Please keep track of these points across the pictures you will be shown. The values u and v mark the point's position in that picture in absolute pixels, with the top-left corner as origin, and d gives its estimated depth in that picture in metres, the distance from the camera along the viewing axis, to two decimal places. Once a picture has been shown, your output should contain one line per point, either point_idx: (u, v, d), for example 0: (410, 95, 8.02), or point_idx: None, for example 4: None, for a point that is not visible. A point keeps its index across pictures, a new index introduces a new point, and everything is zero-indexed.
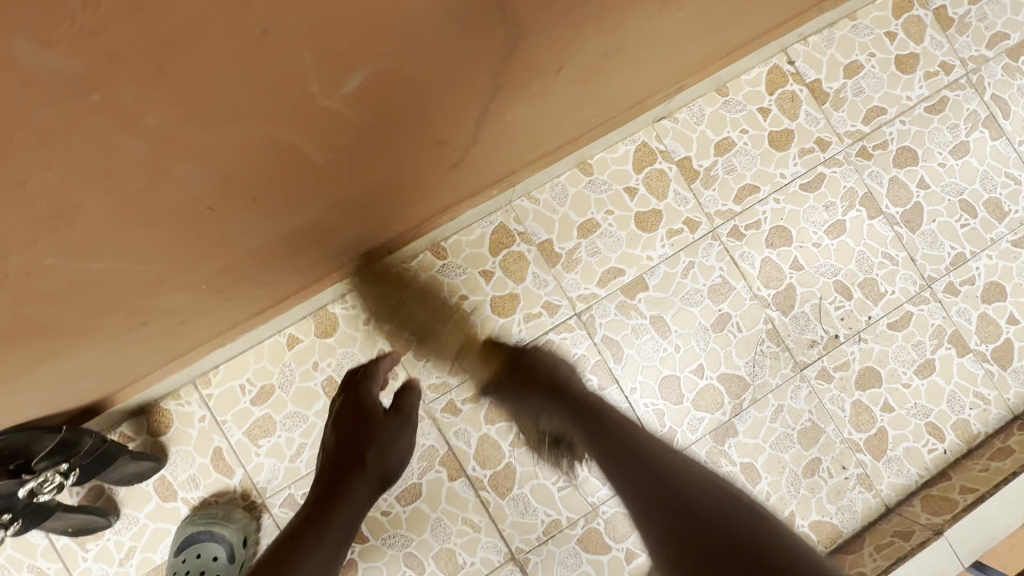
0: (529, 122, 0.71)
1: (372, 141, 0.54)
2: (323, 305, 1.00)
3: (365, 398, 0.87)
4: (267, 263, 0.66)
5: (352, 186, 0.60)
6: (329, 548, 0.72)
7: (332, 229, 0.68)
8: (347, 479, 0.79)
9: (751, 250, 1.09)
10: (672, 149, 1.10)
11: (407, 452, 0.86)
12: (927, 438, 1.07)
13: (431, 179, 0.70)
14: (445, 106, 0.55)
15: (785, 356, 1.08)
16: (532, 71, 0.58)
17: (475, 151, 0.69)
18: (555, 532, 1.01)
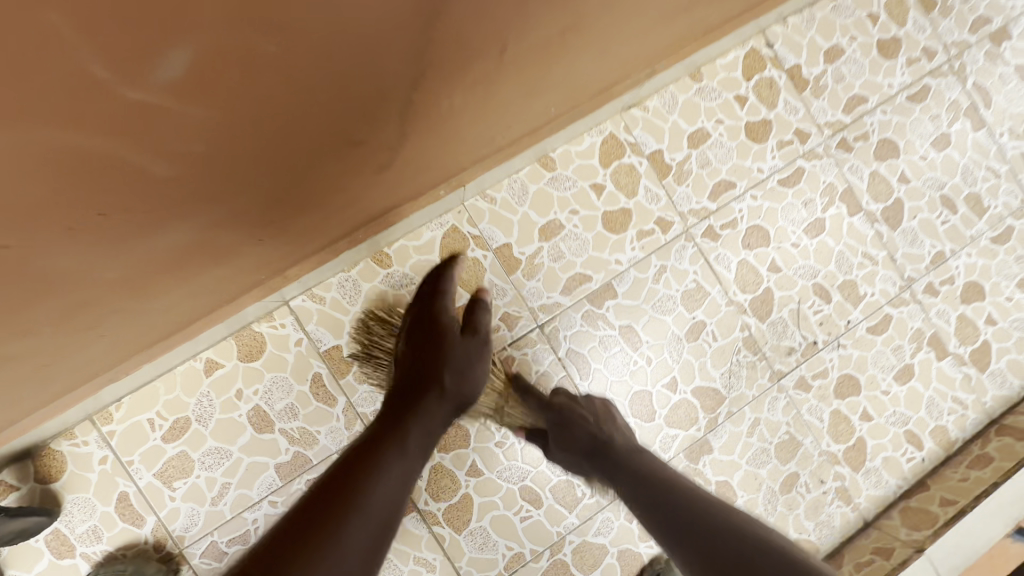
0: (463, 117, 0.58)
1: (243, 143, 0.43)
2: (247, 324, 0.86)
3: (440, 318, 0.79)
4: (140, 292, 0.53)
5: (235, 202, 0.49)
6: (409, 467, 0.65)
7: (222, 251, 0.55)
8: (422, 397, 0.71)
9: (727, 252, 1.01)
10: (642, 141, 0.99)
11: (484, 377, 0.77)
12: (905, 447, 1.03)
13: (349, 188, 0.59)
14: (327, 96, 0.43)
15: (762, 365, 1.01)
16: (460, 53, 0.48)
17: (406, 150, 0.58)
18: (518, 566, 0.92)
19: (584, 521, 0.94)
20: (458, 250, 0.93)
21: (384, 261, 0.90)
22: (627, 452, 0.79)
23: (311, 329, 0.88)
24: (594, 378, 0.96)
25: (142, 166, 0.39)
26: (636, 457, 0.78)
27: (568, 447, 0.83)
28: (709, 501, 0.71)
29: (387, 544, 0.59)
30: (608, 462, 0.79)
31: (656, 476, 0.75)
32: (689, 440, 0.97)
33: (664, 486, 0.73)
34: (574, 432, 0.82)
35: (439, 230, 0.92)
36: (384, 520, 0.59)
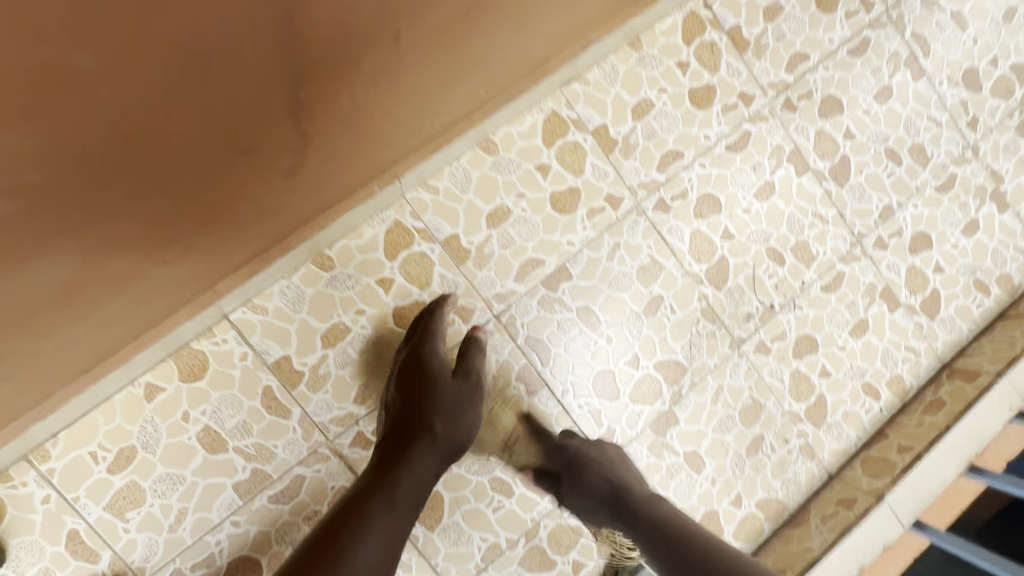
0: (354, 94, 0.57)
1: (89, 165, 0.45)
2: (186, 343, 0.82)
3: (432, 361, 0.80)
4: (42, 322, 0.55)
5: (113, 220, 0.51)
6: (398, 517, 0.67)
7: (126, 275, 0.58)
8: (411, 444, 0.73)
9: (680, 223, 1.00)
10: (585, 116, 0.96)
11: (475, 423, 0.78)
12: (863, 399, 1.05)
13: (248, 195, 0.60)
14: (165, 96, 0.45)
15: (722, 333, 1.01)
16: (341, 44, 0.51)
17: (312, 152, 0.61)
18: (494, 557, 0.92)
19: (557, 505, 0.94)
20: (404, 245, 0.89)
21: (326, 263, 0.86)
22: (638, 492, 0.81)
23: (256, 341, 0.85)
24: (556, 363, 0.95)
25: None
26: (655, 506, 0.78)
27: (586, 497, 0.82)
28: (725, 550, 0.71)
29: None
30: (627, 510, 0.79)
31: (676, 525, 0.75)
32: (655, 415, 0.97)
33: (671, 524, 0.75)
34: (590, 474, 0.83)
35: (382, 227, 0.88)
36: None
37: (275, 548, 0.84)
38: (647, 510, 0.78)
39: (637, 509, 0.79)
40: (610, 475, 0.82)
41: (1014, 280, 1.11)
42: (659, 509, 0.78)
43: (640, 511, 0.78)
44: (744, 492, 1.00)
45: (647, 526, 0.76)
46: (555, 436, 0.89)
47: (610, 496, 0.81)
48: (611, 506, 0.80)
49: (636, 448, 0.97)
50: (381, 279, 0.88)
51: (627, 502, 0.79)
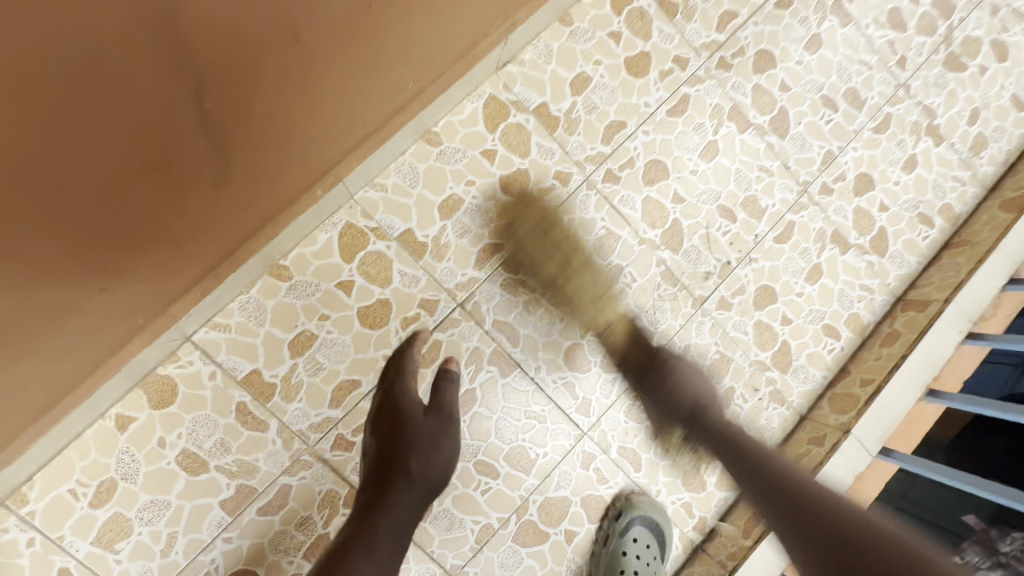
0: (269, 96, 0.57)
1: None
2: (151, 370, 0.82)
3: (403, 399, 0.77)
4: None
5: (35, 254, 0.50)
6: (380, 566, 0.63)
7: (66, 306, 0.57)
8: (387, 487, 0.69)
9: (630, 192, 1.01)
10: (525, 98, 0.97)
11: (452, 454, 0.74)
12: (825, 340, 1.09)
13: (173, 212, 0.60)
14: (58, 128, 0.44)
15: (683, 295, 1.04)
16: (239, 52, 0.51)
17: (232, 163, 0.61)
18: (488, 538, 0.94)
19: (543, 480, 0.96)
20: (360, 246, 0.90)
21: (282, 273, 0.86)
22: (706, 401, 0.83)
23: (223, 359, 0.85)
24: (526, 342, 0.96)
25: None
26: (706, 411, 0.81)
27: (659, 397, 0.87)
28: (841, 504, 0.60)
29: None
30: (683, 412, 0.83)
31: (760, 459, 0.70)
32: None
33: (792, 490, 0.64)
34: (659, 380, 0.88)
35: (334, 231, 0.89)
36: None
37: (270, 558, 0.85)
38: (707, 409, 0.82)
39: (693, 403, 0.83)
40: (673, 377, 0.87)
41: (955, 210, 1.16)
42: (727, 428, 0.77)
43: (702, 406, 0.82)
44: None
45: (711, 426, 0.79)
46: (642, 334, 0.96)
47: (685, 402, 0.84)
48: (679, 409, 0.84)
49: (613, 414, 0.99)
50: (340, 283, 0.89)
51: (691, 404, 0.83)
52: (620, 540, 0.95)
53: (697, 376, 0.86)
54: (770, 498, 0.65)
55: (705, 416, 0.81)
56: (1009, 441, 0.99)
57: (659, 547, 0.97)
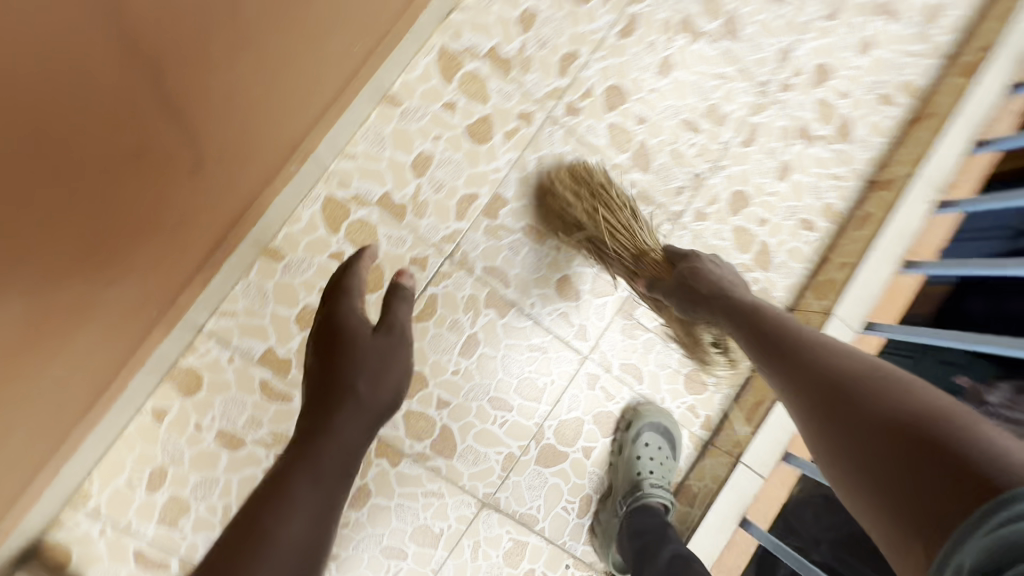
0: (223, 69, 0.59)
1: (37, 234, 0.50)
2: (174, 363, 0.88)
3: (348, 317, 0.72)
4: (40, 367, 0.61)
5: (66, 262, 0.56)
6: (328, 491, 0.57)
7: (92, 304, 0.63)
8: (333, 409, 0.63)
9: (594, 121, 1.04)
10: (475, 44, 0.98)
11: (404, 376, 0.70)
12: (802, 233, 1.14)
13: (164, 203, 0.64)
14: (60, 150, 0.47)
15: (660, 212, 1.07)
16: (184, 31, 0.51)
17: (204, 147, 0.63)
18: (513, 464, 1.02)
19: (555, 405, 1.03)
20: (343, 216, 0.93)
21: (276, 254, 0.91)
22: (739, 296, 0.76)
23: (237, 343, 0.90)
24: (517, 282, 1.01)
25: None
26: (728, 298, 0.77)
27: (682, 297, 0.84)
28: (863, 364, 0.58)
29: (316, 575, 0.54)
30: (707, 309, 0.79)
31: (780, 334, 0.67)
32: (619, 302, 1.05)
33: (811, 357, 0.61)
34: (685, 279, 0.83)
35: (316, 206, 0.92)
36: (304, 555, 0.52)
37: None
38: (732, 300, 0.76)
39: (718, 298, 0.78)
40: (703, 282, 0.81)
41: (916, 85, 1.17)
42: (751, 307, 0.73)
43: (728, 299, 0.77)
44: None
45: (731, 314, 0.75)
46: (679, 255, 0.90)
47: (708, 293, 0.79)
48: (706, 308, 0.79)
49: (611, 335, 1.05)
50: (331, 255, 0.93)
51: (717, 301, 0.77)
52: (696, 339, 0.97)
53: (722, 271, 0.84)
54: (788, 373, 0.63)
55: (728, 298, 0.77)
56: (987, 300, 1.03)
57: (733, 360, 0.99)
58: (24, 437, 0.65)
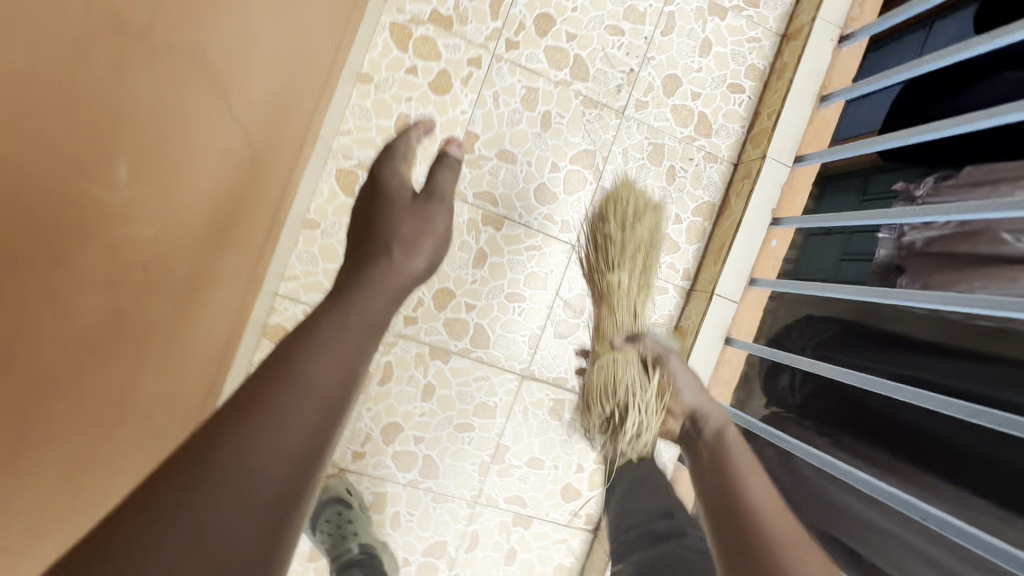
0: (265, 81, 0.78)
1: (197, 234, 0.73)
2: (265, 323, 1.16)
3: (391, 181, 0.87)
4: (196, 329, 0.86)
5: (207, 250, 0.79)
6: (352, 352, 0.56)
7: (217, 279, 0.87)
8: (374, 258, 0.74)
9: (531, 50, 1.23)
10: (418, 12, 1.17)
11: (440, 239, 0.83)
12: (732, 97, 1.32)
13: (245, 195, 0.86)
14: (205, 174, 0.69)
15: (606, 111, 1.27)
16: (246, 69, 0.71)
17: (259, 146, 0.84)
18: (537, 342, 1.29)
19: (559, 289, 1.28)
20: (355, 181, 1.17)
21: (313, 224, 1.16)
22: (731, 450, 0.83)
23: (305, 298, 1.18)
24: (503, 199, 1.24)
25: (144, 265, 0.62)
26: (721, 455, 0.83)
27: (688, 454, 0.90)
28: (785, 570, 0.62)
29: (341, 419, 0.52)
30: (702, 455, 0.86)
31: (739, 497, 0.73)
32: (589, 194, 1.27)
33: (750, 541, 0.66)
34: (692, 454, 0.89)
35: (332, 179, 1.16)
36: (329, 410, 0.51)
37: (401, 408, 1.25)
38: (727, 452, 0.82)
39: (715, 447, 0.85)
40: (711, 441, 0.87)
41: None
42: (735, 468, 0.79)
43: (721, 451, 0.83)
44: (680, 210, 1.32)
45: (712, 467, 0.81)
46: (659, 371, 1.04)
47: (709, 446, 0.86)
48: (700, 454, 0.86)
49: None
50: None
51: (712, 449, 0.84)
52: (637, 388, 1.01)
53: (707, 406, 0.93)
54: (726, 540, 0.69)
55: (722, 458, 0.82)
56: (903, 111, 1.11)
57: (607, 432, 1.05)
58: (195, 385, 0.93)
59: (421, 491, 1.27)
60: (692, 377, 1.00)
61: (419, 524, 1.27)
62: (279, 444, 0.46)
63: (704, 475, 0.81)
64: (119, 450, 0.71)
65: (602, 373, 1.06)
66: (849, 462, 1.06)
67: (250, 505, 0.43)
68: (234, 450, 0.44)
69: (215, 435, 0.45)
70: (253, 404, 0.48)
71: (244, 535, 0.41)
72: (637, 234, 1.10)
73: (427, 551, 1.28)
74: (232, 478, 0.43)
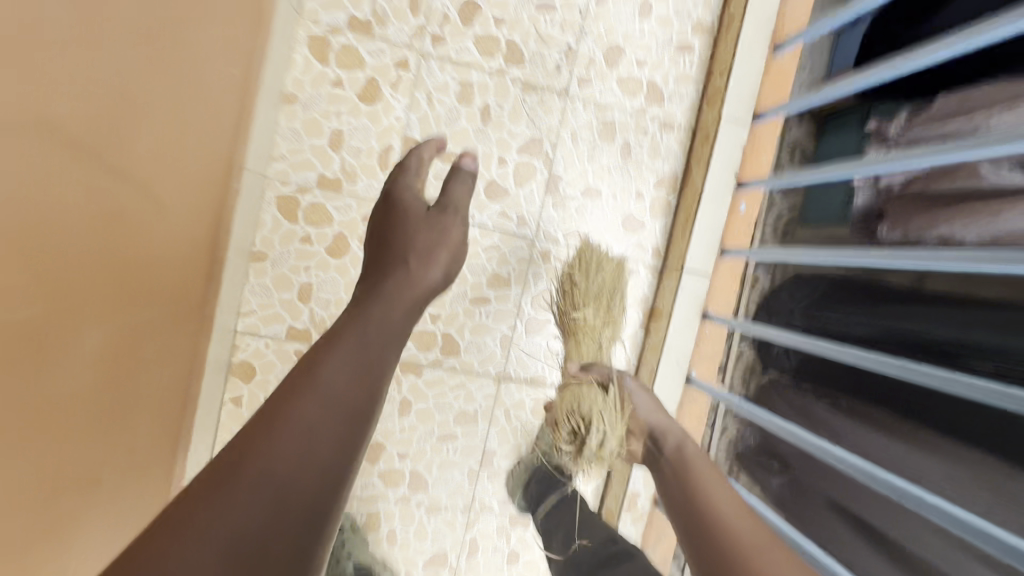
0: (160, 126, 0.75)
1: (104, 297, 0.71)
2: (230, 361, 1.15)
3: (405, 193, 0.84)
4: (137, 387, 0.85)
5: (125, 310, 0.76)
6: (374, 356, 0.60)
7: (151, 334, 0.85)
8: (392, 268, 0.73)
9: (459, 41, 1.16)
10: (334, 21, 1.12)
11: (457, 245, 0.82)
12: (681, 59, 1.24)
13: (163, 246, 0.83)
14: (98, 236, 0.66)
15: (548, 94, 1.20)
16: (129, 121, 0.67)
17: (168, 194, 0.81)
18: (510, 343, 1.26)
19: (524, 286, 1.25)
20: (297, 206, 1.14)
21: (261, 256, 1.14)
22: (684, 461, 0.92)
23: (266, 331, 1.16)
24: None
25: (42, 342, 0.60)
26: (678, 468, 0.92)
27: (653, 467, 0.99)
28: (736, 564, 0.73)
29: (363, 434, 0.54)
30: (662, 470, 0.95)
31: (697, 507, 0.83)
32: (542, 184, 1.22)
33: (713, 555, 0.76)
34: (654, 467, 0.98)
35: (274, 207, 1.14)
36: (353, 419, 0.54)
37: (380, 427, 1.24)
38: (683, 462, 0.92)
39: (673, 464, 0.93)
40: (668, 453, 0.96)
41: None
42: (693, 482, 0.88)
43: (680, 466, 0.92)
44: (642, 187, 1.26)
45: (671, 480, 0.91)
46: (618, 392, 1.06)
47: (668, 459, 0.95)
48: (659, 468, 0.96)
49: (547, 214, 1.23)
50: (302, 239, 1.15)
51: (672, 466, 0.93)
52: (601, 408, 1.02)
53: (658, 420, 1.02)
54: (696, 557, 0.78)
55: (676, 468, 0.92)
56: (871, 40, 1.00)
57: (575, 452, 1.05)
58: (152, 439, 0.92)
59: (413, 505, 1.26)
60: (651, 399, 1.06)
61: (416, 538, 1.27)
62: (307, 453, 0.50)
63: (668, 491, 0.91)
64: (68, 525, 0.71)
65: (571, 398, 1.06)
66: (851, 428, 0.98)
67: (283, 513, 0.47)
68: (253, 469, 0.47)
69: (243, 452, 0.48)
70: (278, 417, 0.51)
71: (265, 534, 0.45)
72: (601, 279, 1.14)
73: (428, 562, 1.28)
74: (263, 488, 0.47)
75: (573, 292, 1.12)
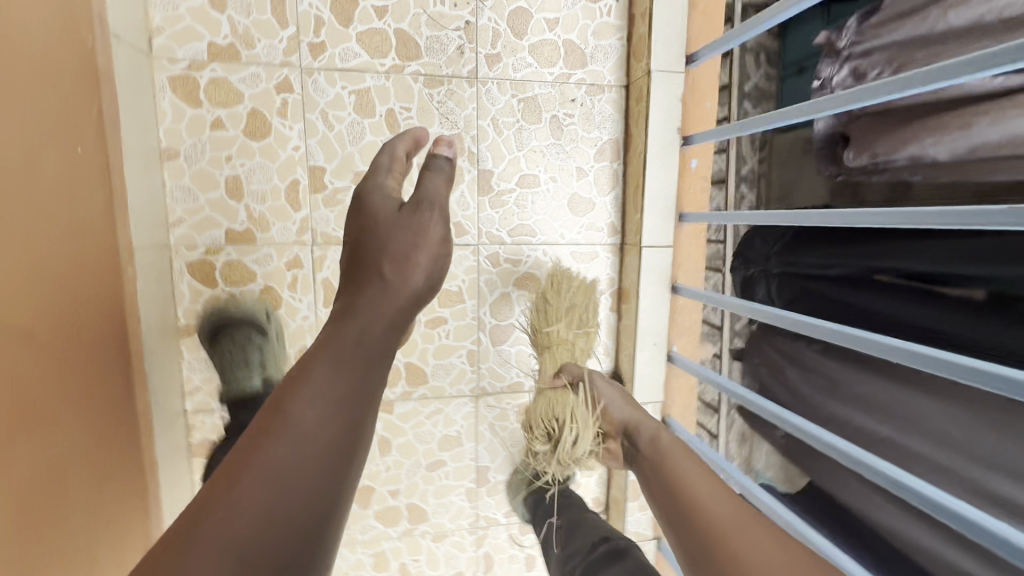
0: (14, 243, 0.64)
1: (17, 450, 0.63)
2: (189, 443, 1.09)
3: (375, 196, 0.78)
4: (89, 515, 0.78)
5: (41, 450, 0.68)
6: (346, 384, 0.58)
7: (80, 458, 0.77)
8: (367, 284, 0.68)
9: (342, 45, 1.02)
10: (194, 53, 0.98)
11: (443, 243, 0.74)
12: (595, 9, 1.10)
13: (56, 368, 0.73)
14: None
15: (456, 83, 1.07)
16: None
17: (44, 311, 0.71)
18: (477, 358, 1.18)
19: (478, 296, 1.16)
20: (212, 268, 1.04)
21: (189, 329, 1.06)
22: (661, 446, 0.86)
23: (216, 404, 1.09)
24: None
25: None
26: (657, 450, 0.86)
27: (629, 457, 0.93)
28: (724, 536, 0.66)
29: (344, 462, 0.55)
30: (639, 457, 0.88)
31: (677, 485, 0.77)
32: (472, 184, 1.11)
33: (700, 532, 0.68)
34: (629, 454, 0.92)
35: (187, 276, 1.04)
36: (328, 455, 0.54)
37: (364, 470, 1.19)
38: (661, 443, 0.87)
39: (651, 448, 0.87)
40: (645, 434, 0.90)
41: None
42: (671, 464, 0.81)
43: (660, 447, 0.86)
44: (582, 162, 1.14)
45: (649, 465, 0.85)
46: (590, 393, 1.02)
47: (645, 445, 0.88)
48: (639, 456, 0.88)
49: (486, 214, 1.12)
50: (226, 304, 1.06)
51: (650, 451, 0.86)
52: (573, 412, 0.99)
53: (626, 412, 0.97)
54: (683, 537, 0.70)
55: (650, 456, 0.86)
56: None
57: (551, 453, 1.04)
58: (124, 553, 0.87)
59: (418, 536, 1.23)
60: (620, 393, 1.01)
61: (428, 566, 1.25)
62: (274, 504, 0.49)
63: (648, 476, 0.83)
64: None
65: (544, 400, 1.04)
66: (844, 371, 0.84)
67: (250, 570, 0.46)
68: (224, 525, 0.47)
69: (217, 499, 0.49)
70: (247, 460, 0.51)
71: None
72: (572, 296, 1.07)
73: None
74: (228, 547, 0.46)
75: (544, 306, 1.06)
